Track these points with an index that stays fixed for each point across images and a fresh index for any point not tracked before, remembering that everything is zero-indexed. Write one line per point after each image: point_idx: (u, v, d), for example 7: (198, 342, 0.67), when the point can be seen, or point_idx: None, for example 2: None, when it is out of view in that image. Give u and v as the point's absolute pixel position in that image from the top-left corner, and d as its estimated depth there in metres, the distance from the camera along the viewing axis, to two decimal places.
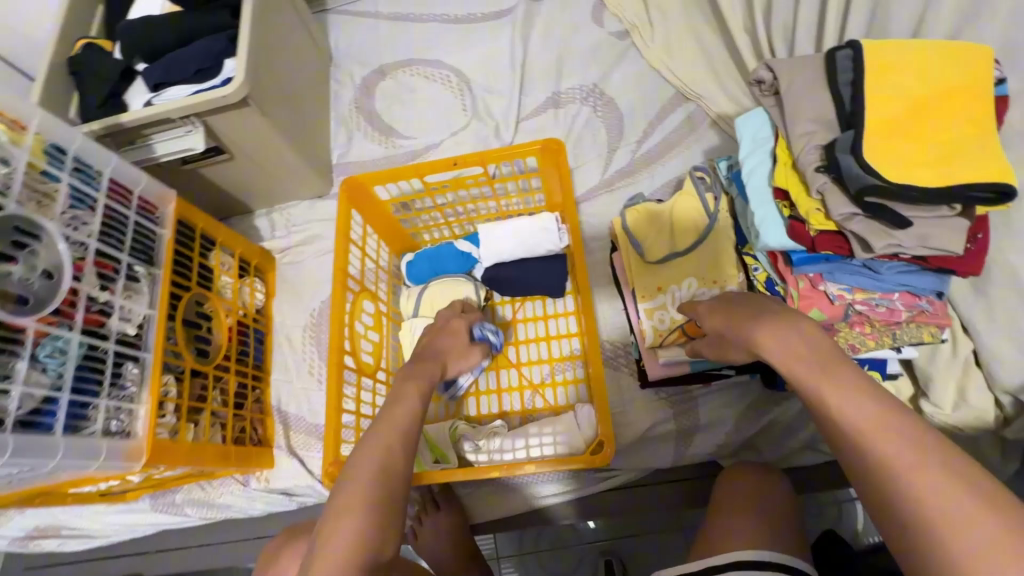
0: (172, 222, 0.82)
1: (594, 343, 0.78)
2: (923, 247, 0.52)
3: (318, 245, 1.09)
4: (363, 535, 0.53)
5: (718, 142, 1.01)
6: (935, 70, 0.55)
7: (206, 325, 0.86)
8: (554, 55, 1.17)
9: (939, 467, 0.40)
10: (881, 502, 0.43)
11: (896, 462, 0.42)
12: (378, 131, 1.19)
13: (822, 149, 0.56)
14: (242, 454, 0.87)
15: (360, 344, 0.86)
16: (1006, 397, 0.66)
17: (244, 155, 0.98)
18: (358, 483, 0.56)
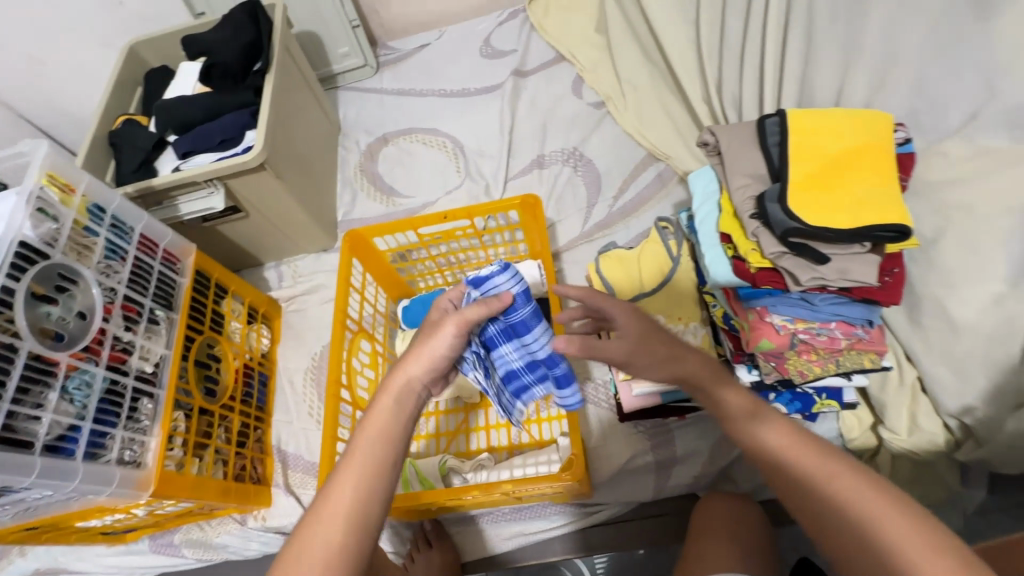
0: (191, 271, 0.91)
1: None
2: (845, 279, 0.60)
3: (322, 294, 1.18)
4: None
5: (686, 196, 1.12)
6: (844, 134, 0.66)
7: (215, 366, 0.93)
8: (538, 123, 1.31)
9: (856, 480, 0.49)
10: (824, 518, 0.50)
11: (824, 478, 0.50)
12: (380, 191, 1.31)
13: (754, 199, 0.66)
14: (241, 491, 0.91)
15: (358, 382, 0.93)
16: (953, 421, 0.72)
17: (258, 213, 1.09)
18: (308, 565, 0.49)
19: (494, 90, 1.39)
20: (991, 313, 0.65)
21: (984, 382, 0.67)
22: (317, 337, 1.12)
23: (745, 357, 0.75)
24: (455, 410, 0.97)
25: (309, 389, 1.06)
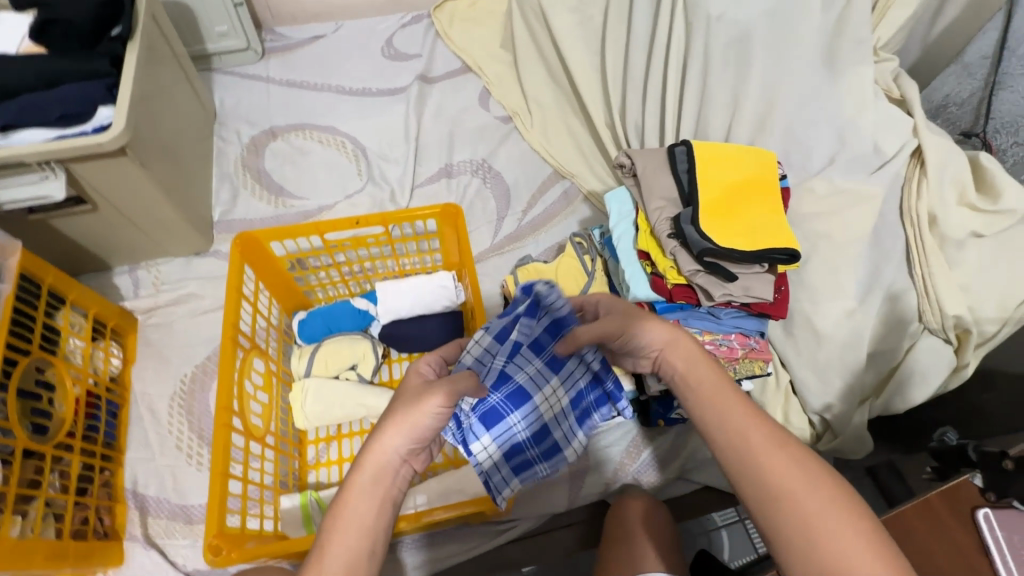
0: (14, 276, 0.72)
1: None
2: (748, 295, 0.67)
3: (192, 304, 1.00)
4: None
5: (590, 214, 1.17)
6: (741, 165, 0.74)
7: (47, 395, 0.74)
8: (445, 131, 1.28)
9: (793, 463, 0.46)
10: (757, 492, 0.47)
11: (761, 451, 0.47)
12: (268, 190, 1.17)
13: (670, 220, 0.71)
14: (82, 551, 0.73)
15: (250, 406, 0.80)
16: (816, 417, 0.84)
17: (110, 207, 0.90)
18: None
19: (398, 93, 1.33)
20: (844, 325, 0.78)
21: (839, 383, 0.80)
22: (186, 356, 0.95)
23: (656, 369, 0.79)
24: (362, 432, 0.90)
25: (176, 418, 0.89)
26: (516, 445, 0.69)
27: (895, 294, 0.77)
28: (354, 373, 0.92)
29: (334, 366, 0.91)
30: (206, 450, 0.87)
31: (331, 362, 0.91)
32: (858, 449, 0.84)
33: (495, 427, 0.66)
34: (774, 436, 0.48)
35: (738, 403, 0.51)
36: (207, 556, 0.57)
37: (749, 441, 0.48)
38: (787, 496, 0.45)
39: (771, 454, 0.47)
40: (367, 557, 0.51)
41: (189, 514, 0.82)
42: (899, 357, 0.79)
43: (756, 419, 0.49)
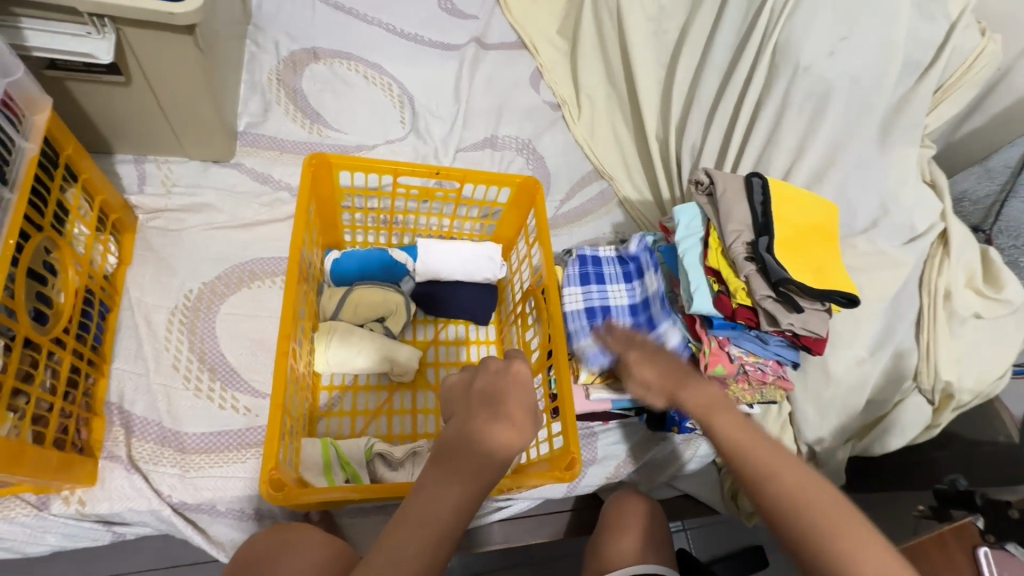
0: (40, 137, 0.62)
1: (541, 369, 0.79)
2: (805, 327, 0.72)
3: (206, 216, 0.91)
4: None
5: (623, 219, 1.20)
6: (809, 210, 0.80)
7: (50, 281, 0.64)
8: (494, 103, 1.25)
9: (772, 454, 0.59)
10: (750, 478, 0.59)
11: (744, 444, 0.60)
12: (303, 113, 1.08)
13: (747, 245, 0.75)
14: (62, 463, 0.64)
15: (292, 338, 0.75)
16: (805, 448, 0.93)
17: (146, 86, 0.79)
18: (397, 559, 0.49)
19: (451, 50, 1.28)
20: (854, 371, 0.87)
21: (835, 420, 0.89)
22: (193, 270, 0.86)
23: None
24: (379, 387, 0.87)
25: (175, 335, 0.81)
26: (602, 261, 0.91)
27: (900, 353, 0.87)
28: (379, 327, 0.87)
29: (360, 317, 0.86)
30: (207, 376, 0.79)
31: (359, 312, 0.86)
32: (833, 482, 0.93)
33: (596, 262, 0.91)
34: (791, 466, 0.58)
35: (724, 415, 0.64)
36: (269, 493, 0.53)
37: (774, 473, 0.58)
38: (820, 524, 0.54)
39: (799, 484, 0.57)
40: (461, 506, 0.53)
41: (179, 441, 0.75)
42: (888, 408, 0.89)
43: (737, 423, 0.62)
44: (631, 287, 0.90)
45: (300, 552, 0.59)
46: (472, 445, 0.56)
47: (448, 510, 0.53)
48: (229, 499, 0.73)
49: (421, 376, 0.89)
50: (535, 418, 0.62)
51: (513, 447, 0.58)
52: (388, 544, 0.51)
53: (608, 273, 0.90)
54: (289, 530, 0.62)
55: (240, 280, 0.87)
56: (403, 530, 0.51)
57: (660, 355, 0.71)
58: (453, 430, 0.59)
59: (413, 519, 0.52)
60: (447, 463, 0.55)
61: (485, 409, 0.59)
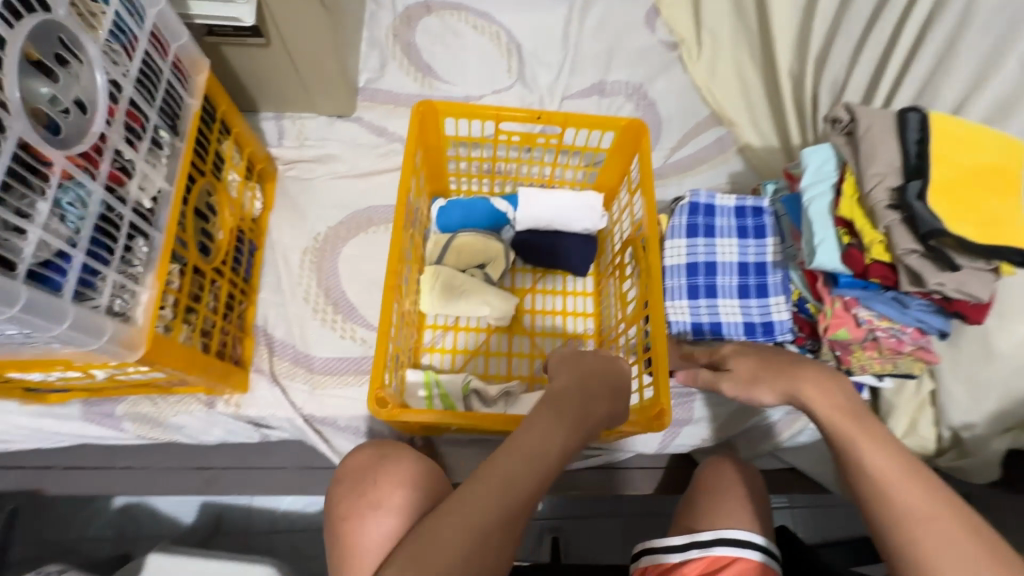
0: (202, 93, 0.72)
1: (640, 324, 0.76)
2: (960, 290, 0.60)
3: (333, 167, 1.00)
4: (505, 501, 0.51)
5: (742, 169, 1.09)
6: (986, 150, 0.66)
7: (211, 220, 0.76)
8: (605, 46, 1.19)
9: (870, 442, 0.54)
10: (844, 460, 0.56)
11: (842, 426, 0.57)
12: (416, 67, 1.12)
13: (891, 191, 0.64)
14: (223, 370, 0.78)
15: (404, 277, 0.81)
16: (948, 432, 0.81)
17: (281, 45, 0.87)
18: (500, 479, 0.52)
19: None
20: None
21: (992, 405, 0.76)
22: (321, 215, 0.96)
23: (808, 341, 0.76)
24: (478, 329, 0.91)
25: (306, 272, 0.92)
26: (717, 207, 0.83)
27: None
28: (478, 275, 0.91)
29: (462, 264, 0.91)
30: (332, 309, 0.90)
31: (460, 259, 0.91)
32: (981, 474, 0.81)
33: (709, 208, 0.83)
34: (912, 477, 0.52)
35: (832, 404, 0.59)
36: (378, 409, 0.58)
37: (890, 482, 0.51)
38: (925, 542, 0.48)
39: (915, 494, 0.50)
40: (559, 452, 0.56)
41: (309, 363, 0.86)
42: None
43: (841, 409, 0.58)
44: (744, 243, 0.81)
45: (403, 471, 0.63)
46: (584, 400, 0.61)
47: (553, 449, 0.56)
48: (348, 416, 0.84)
49: (518, 322, 0.92)
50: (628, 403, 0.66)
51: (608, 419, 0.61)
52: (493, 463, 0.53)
53: (719, 225, 0.82)
54: (393, 449, 0.67)
55: (359, 225, 0.96)
56: (509, 452, 0.54)
57: (768, 353, 0.67)
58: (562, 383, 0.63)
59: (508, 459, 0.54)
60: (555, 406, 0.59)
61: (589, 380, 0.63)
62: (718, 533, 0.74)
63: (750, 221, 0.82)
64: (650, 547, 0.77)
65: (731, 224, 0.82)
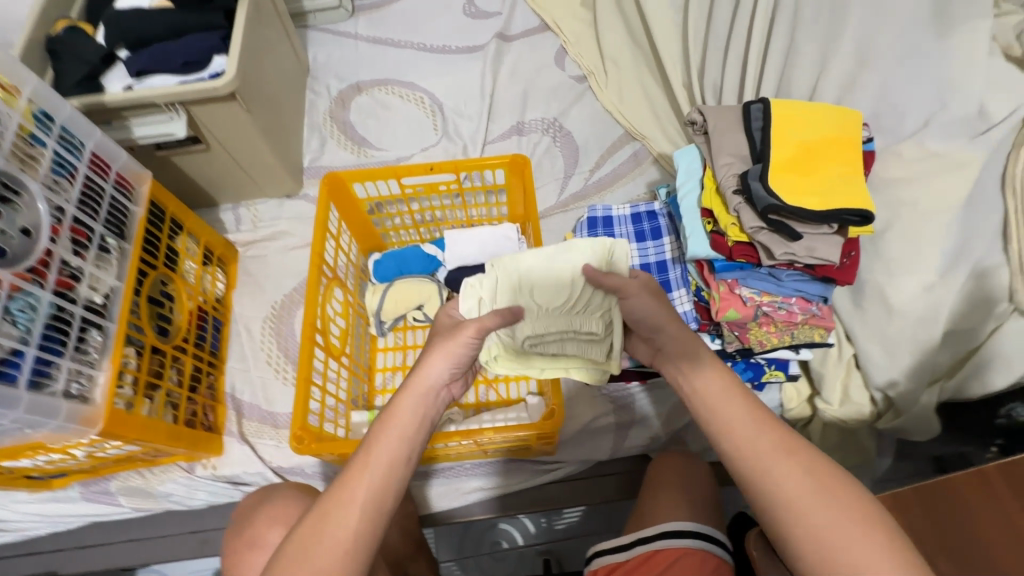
0: (146, 200, 0.84)
1: None
2: (812, 256, 0.65)
3: (284, 241, 1.12)
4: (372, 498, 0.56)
5: (658, 176, 1.16)
6: (823, 124, 0.71)
7: (168, 304, 0.87)
8: (520, 90, 1.30)
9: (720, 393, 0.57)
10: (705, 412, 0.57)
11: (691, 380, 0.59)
12: (352, 141, 1.25)
13: (737, 177, 0.70)
14: (193, 437, 0.87)
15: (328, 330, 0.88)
16: (878, 393, 0.81)
17: (220, 147, 1.01)
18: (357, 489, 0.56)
19: (475, 52, 1.36)
20: (921, 301, 0.74)
21: (908, 360, 0.77)
22: (277, 286, 1.07)
23: (711, 327, 0.80)
24: None
25: (267, 338, 1.02)
26: (613, 217, 0.90)
27: (983, 270, 0.72)
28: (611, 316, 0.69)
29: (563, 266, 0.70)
30: (291, 368, 0.99)
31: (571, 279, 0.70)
32: (923, 429, 0.81)
33: (606, 220, 0.90)
34: (762, 425, 0.55)
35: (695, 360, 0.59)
36: (295, 435, 0.65)
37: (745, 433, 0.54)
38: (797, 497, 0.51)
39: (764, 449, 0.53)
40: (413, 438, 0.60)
41: (276, 420, 0.95)
42: (981, 339, 0.74)
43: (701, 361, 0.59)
44: (643, 246, 0.88)
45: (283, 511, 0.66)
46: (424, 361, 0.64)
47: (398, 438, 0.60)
48: (313, 464, 0.91)
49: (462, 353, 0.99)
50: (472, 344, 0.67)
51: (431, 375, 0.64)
52: (355, 473, 0.57)
53: (618, 233, 0.89)
54: (274, 488, 0.70)
55: None
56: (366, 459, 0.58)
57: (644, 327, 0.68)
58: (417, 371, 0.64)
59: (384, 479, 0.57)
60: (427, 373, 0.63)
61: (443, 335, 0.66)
62: (660, 527, 0.74)
63: (646, 224, 0.89)
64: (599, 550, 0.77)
65: (628, 230, 0.89)
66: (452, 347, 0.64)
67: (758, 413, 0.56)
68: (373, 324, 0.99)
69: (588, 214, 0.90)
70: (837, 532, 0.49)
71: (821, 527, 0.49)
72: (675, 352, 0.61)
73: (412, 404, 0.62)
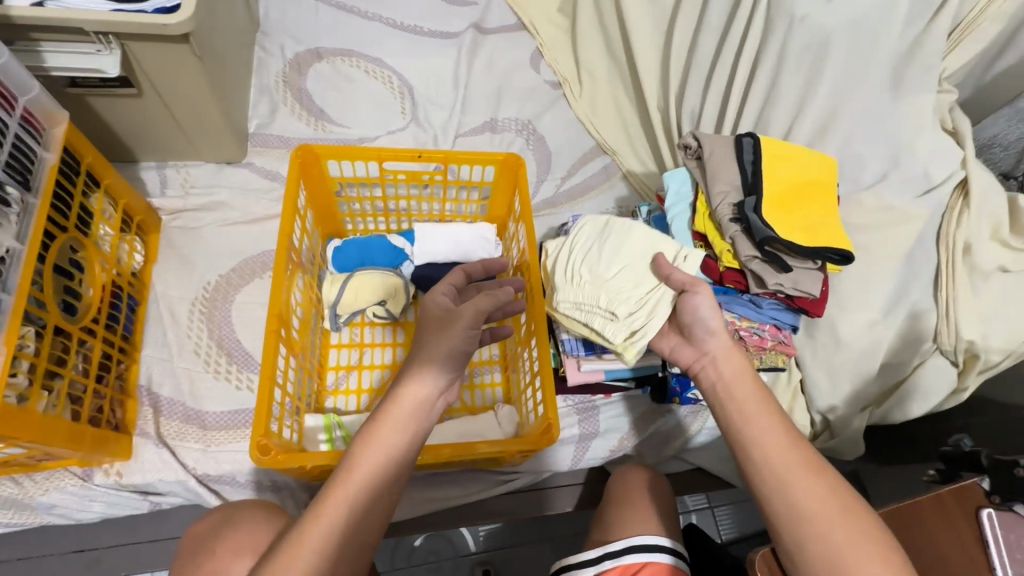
0: (60, 146, 0.69)
1: (544, 344, 0.74)
2: (796, 287, 0.70)
3: (221, 213, 0.97)
4: (350, 525, 0.50)
5: (626, 192, 1.18)
6: (806, 166, 0.77)
7: (78, 276, 0.72)
8: (494, 86, 1.25)
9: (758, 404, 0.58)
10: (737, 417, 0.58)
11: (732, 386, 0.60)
12: (308, 111, 1.13)
13: (734, 206, 0.73)
14: (99, 437, 0.72)
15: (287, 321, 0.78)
16: (818, 416, 0.89)
17: (155, 94, 0.86)
18: (334, 514, 0.50)
19: (450, 38, 1.29)
20: (865, 335, 0.82)
21: (848, 387, 0.85)
22: (209, 264, 0.93)
23: None
24: (383, 366, 0.91)
25: (195, 324, 0.88)
26: None
27: (917, 313, 0.82)
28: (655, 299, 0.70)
29: (639, 257, 0.74)
30: (224, 360, 0.86)
31: (644, 269, 0.72)
32: (851, 451, 0.89)
33: None
34: (795, 443, 0.56)
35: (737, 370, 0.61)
36: (259, 457, 0.57)
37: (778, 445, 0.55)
38: (820, 512, 0.51)
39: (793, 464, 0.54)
40: (400, 457, 0.55)
41: (202, 419, 0.82)
42: (906, 372, 0.83)
43: (743, 372, 0.61)
44: None
45: (248, 538, 0.58)
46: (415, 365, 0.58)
47: (381, 458, 0.54)
48: (247, 472, 0.80)
49: None
50: (473, 338, 0.61)
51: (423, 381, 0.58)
52: (334, 493, 0.51)
53: None
54: (240, 509, 0.62)
55: (252, 271, 0.94)
56: (348, 479, 0.52)
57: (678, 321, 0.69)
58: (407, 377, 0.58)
59: (364, 504, 0.52)
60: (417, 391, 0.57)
61: (438, 331, 0.60)
62: (627, 541, 0.74)
63: None
64: (565, 564, 0.76)
65: None
66: (445, 342, 0.59)
67: (789, 430, 0.57)
68: (328, 317, 0.89)
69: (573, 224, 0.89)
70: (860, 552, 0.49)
71: (842, 544, 0.49)
72: (724, 357, 0.62)
73: (398, 418, 0.56)
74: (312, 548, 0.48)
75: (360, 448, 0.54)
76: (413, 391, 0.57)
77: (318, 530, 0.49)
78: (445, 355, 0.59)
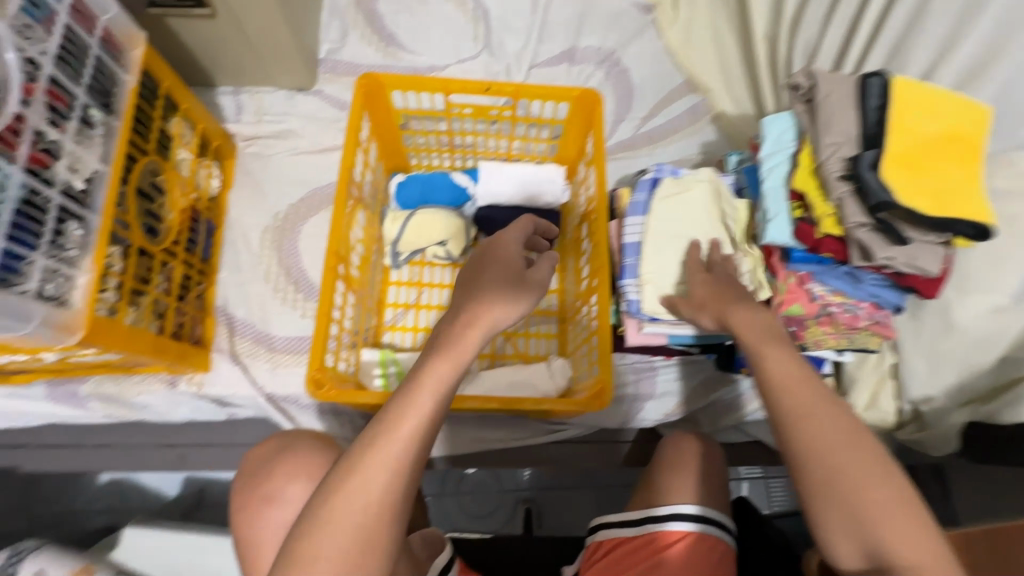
0: (138, 68, 0.69)
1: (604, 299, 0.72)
2: (910, 264, 0.60)
3: (292, 142, 0.98)
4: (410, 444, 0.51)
5: (715, 137, 1.06)
6: (946, 114, 0.63)
7: (159, 200, 0.75)
8: (577, 9, 1.12)
9: (800, 387, 0.54)
10: (778, 403, 0.54)
11: (778, 377, 0.55)
12: (379, 36, 1.08)
13: (846, 161, 0.62)
14: (182, 351, 0.78)
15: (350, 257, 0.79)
16: (907, 405, 0.80)
17: (228, 16, 0.84)
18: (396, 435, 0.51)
19: None
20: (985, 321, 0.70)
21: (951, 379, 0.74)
22: (281, 193, 0.95)
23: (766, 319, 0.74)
24: (439, 307, 0.91)
25: (266, 250, 0.92)
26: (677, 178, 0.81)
27: None
28: (713, 183, 0.78)
29: (774, 195, 0.69)
30: (292, 288, 0.89)
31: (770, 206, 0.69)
32: (940, 447, 0.78)
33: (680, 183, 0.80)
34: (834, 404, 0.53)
35: (778, 363, 0.56)
36: (309, 387, 0.62)
37: (816, 421, 0.52)
38: (860, 488, 0.49)
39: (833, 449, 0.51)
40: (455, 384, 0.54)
41: (271, 342, 0.87)
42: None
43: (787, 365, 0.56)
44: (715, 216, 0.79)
45: (303, 463, 0.63)
46: (483, 303, 0.57)
47: (442, 384, 0.53)
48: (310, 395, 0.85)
49: None
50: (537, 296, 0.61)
51: (494, 320, 0.56)
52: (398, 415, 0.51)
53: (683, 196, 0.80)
54: (297, 437, 0.66)
55: (319, 203, 0.95)
56: (409, 401, 0.52)
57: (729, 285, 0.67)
58: (476, 311, 0.56)
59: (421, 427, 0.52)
60: (479, 331, 0.56)
61: (507, 281, 0.59)
62: (670, 509, 0.72)
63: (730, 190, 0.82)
64: (605, 521, 0.75)
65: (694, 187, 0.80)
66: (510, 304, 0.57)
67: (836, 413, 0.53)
68: (388, 255, 0.89)
69: (653, 174, 0.81)
70: (899, 517, 0.48)
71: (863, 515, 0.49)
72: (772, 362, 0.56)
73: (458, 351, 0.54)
74: (379, 465, 0.50)
75: (420, 373, 0.53)
76: (475, 325, 0.56)
77: (379, 450, 0.50)
78: (506, 321, 0.58)
